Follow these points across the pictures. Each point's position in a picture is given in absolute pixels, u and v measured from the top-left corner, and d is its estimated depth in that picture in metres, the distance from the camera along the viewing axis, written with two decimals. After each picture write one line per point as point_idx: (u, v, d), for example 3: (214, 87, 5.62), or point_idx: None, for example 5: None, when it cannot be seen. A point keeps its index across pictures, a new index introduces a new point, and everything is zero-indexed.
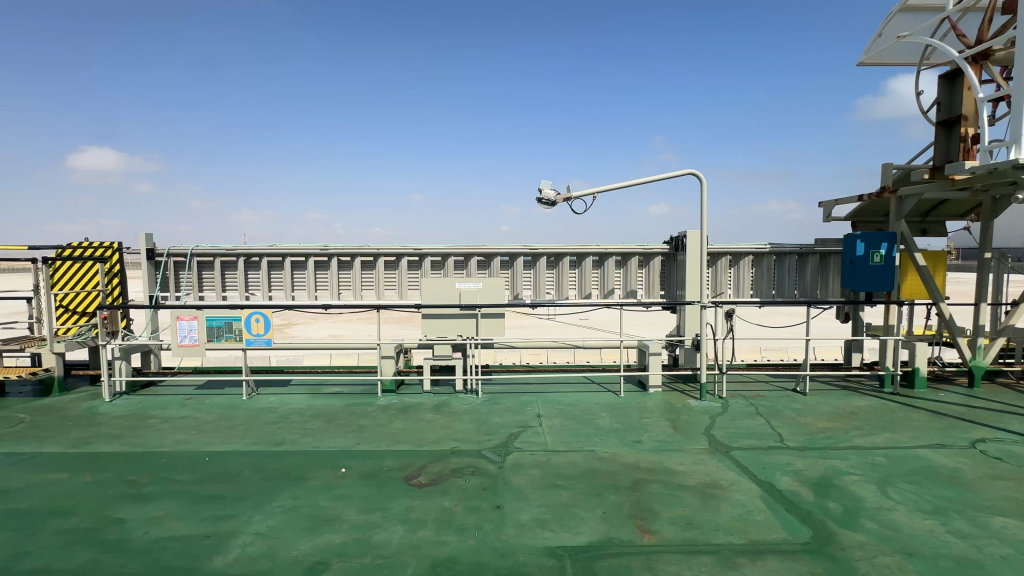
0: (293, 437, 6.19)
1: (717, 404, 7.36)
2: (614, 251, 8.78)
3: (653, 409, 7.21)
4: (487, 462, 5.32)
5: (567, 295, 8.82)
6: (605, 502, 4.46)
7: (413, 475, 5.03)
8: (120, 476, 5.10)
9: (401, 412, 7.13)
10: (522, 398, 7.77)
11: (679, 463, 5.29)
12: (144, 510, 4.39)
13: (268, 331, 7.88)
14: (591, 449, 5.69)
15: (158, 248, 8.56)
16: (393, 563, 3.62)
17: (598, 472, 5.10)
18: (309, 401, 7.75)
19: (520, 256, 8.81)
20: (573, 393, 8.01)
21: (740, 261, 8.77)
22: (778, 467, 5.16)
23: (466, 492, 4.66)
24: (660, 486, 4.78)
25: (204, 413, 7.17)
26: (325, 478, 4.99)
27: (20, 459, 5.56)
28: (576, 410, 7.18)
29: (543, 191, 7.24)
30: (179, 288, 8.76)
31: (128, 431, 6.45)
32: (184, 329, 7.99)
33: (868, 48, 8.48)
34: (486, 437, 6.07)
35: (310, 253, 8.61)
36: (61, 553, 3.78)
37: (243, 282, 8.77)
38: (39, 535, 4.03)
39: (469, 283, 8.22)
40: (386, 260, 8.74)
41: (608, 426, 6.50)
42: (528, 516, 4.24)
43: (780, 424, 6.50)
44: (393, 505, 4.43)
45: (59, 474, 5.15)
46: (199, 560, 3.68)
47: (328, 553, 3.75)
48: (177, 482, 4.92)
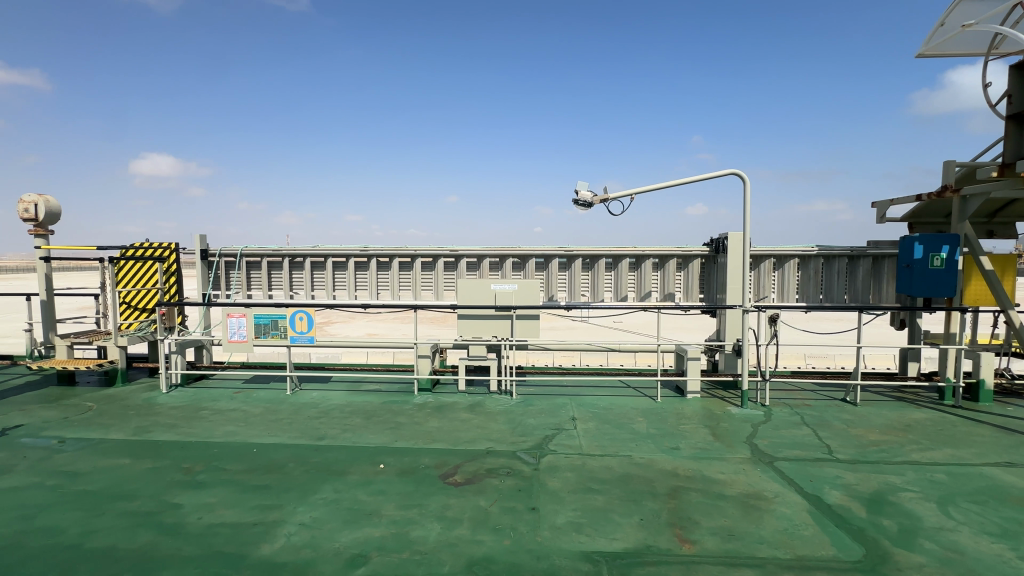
0: (333, 432, 6.40)
1: (759, 412, 7.10)
2: (651, 252, 8.64)
3: (691, 415, 7.03)
4: (522, 464, 5.32)
5: (602, 298, 8.73)
6: (642, 509, 4.38)
7: (449, 473, 5.10)
8: (176, 463, 5.41)
9: (437, 411, 7.25)
10: (556, 400, 7.76)
11: (720, 472, 5.13)
12: (198, 497, 4.64)
13: (311, 329, 8.20)
14: (628, 454, 5.60)
15: (211, 248, 9.04)
16: (430, 560, 3.67)
17: (635, 477, 5.01)
18: (349, 397, 8.00)
19: (555, 258, 8.75)
20: (608, 397, 7.94)
21: (785, 264, 8.43)
22: (826, 481, 4.92)
23: (502, 493, 4.68)
24: (699, 495, 4.65)
25: (251, 407, 7.52)
26: (364, 473, 5.13)
27: (90, 444, 6.00)
28: (611, 414, 7.09)
29: (580, 192, 7.18)
30: (228, 287, 9.21)
31: (183, 421, 6.83)
32: (234, 326, 8.39)
33: (929, 38, 8.00)
34: (520, 438, 6.09)
35: (351, 254, 8.88)
36: (124, 533, 4.04)
37: (288, 281, 9.11)
38: (105, 515, 4.32)
39: (504, 284, 8.27)
40: (423, 261, 8.89)
41: (644, 431, 6.39)
42: (564, 519, 4.22)
43: (829, 435, 6.21)
44: (429, 502, 4.50)
45: (122, 460, 5.51)
46: (248, 547, 3.85)
47: (368, 546, 3.85)
48: (228, 472, 5.18)
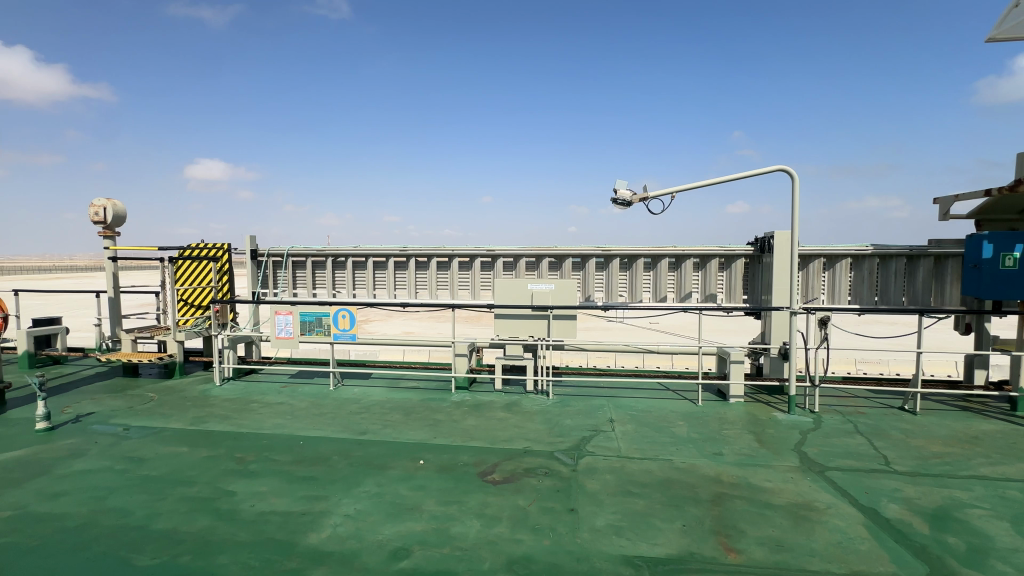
0: (375, 427, 6.57)
1: (808, 419, 6.79)
2: (692, 252, 8.41)
3: (734, 420, 6.80)
4: (560, 465, 5.30)
5: (641, 298, 8.57)
6: (684, 515, 4.28)
7: (487, 471, 5.14)
8: (230, 453, 5.69)
9: (474, 409, 7.32)
10: (593, 401, 7.69)
11: (766, 480, 4.94)
12: (250, 485, 4.88)
13: (353, 327, 8.47)
14: (668, 458, 5.48)
15: (261, 249, 9.47)
16: (471, 556, 3.72)
17: (676, 482, 4.90)
18: (389, 394, 8.21)
19: (592, 257, 8.66)
20: (646, 399, 7.80)
21: (836, 264, 8.03)
22: (883, 493, 4.66)
23: (540, 492, 4.68)
24: (745, 503, 4.50)
25: (298, 401, 7.83)
26: (404, 468, 5.24)
27: (152, 432, 6.41)
28: (650, 416, 6.96)
29: (618, 191, 7.08)
30: (276, 286, 9.61)
31: (235, 413, 7.18)
32: (281, 322, 8.75)
33: (1001, 21, 7.42)
34: (557, 439, 6.06)
35: (390, 254, 9.09)
36: (185, 517, 4.29)
37: (331, 281, 9.41)
38: (168, 499, 4.61)
39: (541, 284, 8.27)
40: (461, 261, 8.99)
41: (685, 435, 6.24)
42: (604, 522, 4.17)
43: (885, 445, 5.87)
44: (469, 499, 4.56)
45: (181, 448, 5.85)
46: (297, 535, 4.01)
47: (409, 540, 3.93)
48: (277, 462, 5.41)
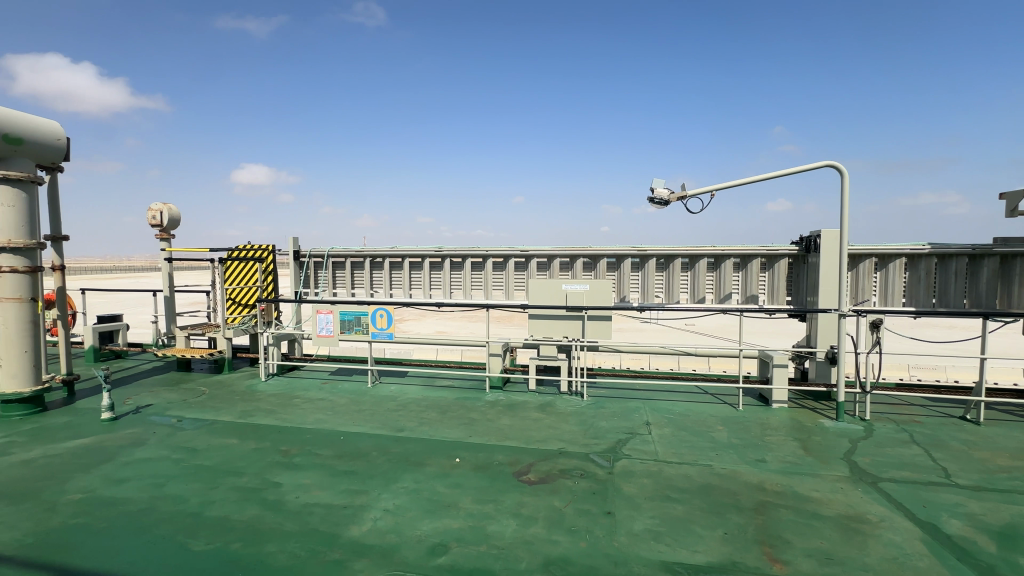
0: (411, 424, 6.71)
1: (859, 427, 6.45)
2: (732, 251, 8.16)
3: (778, 426, 6.55)
4: (596, 467, 5.25)
5: (678, 299, 8.39)
6: (726, 522, 4.16)
7: (523, 471, 5.15)
8: (275, 446, 5.94)
9: (509, 409, 7.36)
10: (629, 404, 7.58)
11: (813, 489, 4.74)
12: (295, 477, 5.07)
13: (390, 326, 8.67)
14: (707, 463, 5.34)
15: (303, 250, 9.83)
16: (508, 555, 3.74)
17: (716, 489, 4.76)
18: (424, 392, 8.35)
19: (628, 257, 8.53)
20: (684, 402, 7.63)
21: (889, 264, 7.61)
22: (944, 508, 4.38)
23: (576, 494, 4.65)
24: (790, 512, 4.33)
25: (337, 397, 8.08)
26: (441, 466, 5.32)
27: (204, 424, 6.75)
28: (688, 420, 6.80)
29: (656, 189, 6.97)
30: (317, 286, 9.94)
31: (280, 407, 7.49)
32: (323, 321, 9.05)
33: None
34: (593, 441, 6.01)
35: (426, 254, 9.25)
36: (235, 506, 4.50)
37: (369, 281, 9.66)
38: (220, 488, 4.85)
39: (576, 284, 8.23)
40: (495, 261, 9.05)
41: (725, 440, 6.06)
42: (642, 526, 4.11)
43: (945, 457, 5.52)
44: (504, 499, 4.58)
45: (230, 440, 6.14)
46: (340, 527, 4.14)
47: (447, 537, 3.99)
48: (319, 456, 5.60)
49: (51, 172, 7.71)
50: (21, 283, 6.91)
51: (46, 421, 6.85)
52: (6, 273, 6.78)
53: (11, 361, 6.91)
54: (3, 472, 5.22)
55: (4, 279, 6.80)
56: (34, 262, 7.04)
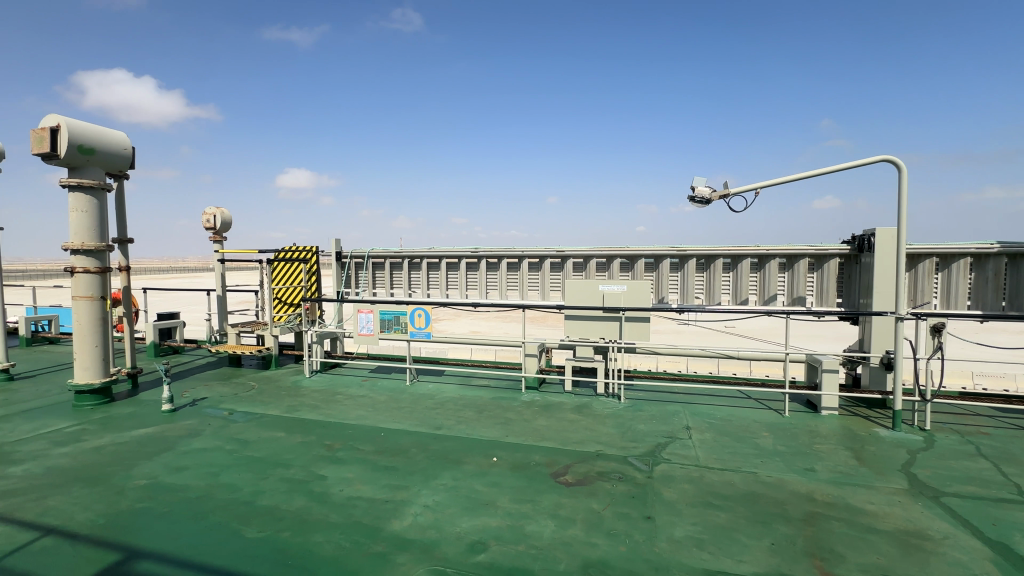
0: (449, 422, 6.81)
1: (918, 438, 6.07)
2: (778, 251, 7.85)
3: (828, 434, 6.25)
4: (634, 470, 5.17)
5: (719, 300, 8.14)
6: (773, 532, 4.01)
7: (560, 472, 5.14)
8: (320, 440, 6.16)
9: (545, 409, 7.35)
10: (668, 407, 7.42)
11: (867, 502, 4.50)
12: (339, 471, 5.25)
13: (428, 325, 8.82)
14: (752, 470, 5.17)
15: (345, 251, 10.15)
16: (546, 556, 3.74)
17: (762, 497, 4.60)
18: (461, 391, 8.46)
19: (666, 258, 8.36)
20: (725, 407, 7.40)
21: (952, 264, 7.13)
22: (1016, 527, 4.07)
23: (614, 497, 4.60)
24: (843, 525, 4.13)
25: (377, 394, 8.30)
26: (479, 464, 5.38)
27: (254, 417, 7.09)
28: (731, 426, 6.59)
29: (696, 188, 6.79)
30: (358, 286, 10.24)
31: (323, 403, 7.77)
32: (363, 320, 9.31)
33: None
34: (631, 444, 5.92)
35: (463, 255, 9.36)
36: (284, 497, 4.71)
37: (407, 281, 9.87)
38: (270, 479, 5.08)
39: (613, 285, 8.12)
40: (531, 261, 9.06)
41: (771, 447, 5.84)
42: (683, 533, 4.02)
43: (1017, 472, 5.12)
44: (542, 499, 4.58)
45: (278, 433, 6.43)
46: (382, 521, 4.26)
47: (486, 535, 4.03)
48: (361, 451, 5.78)
49: (118, 179, 8.28)
50: (93, 282, 7.46)
51: (114, 411, 7.38)
52: (80, 273, 7.34)
53: (85, 355, 7.49)
54: (78, 457, 5.67)
55: (78, 279, 7.35)
56: (103, 263, 7.58)
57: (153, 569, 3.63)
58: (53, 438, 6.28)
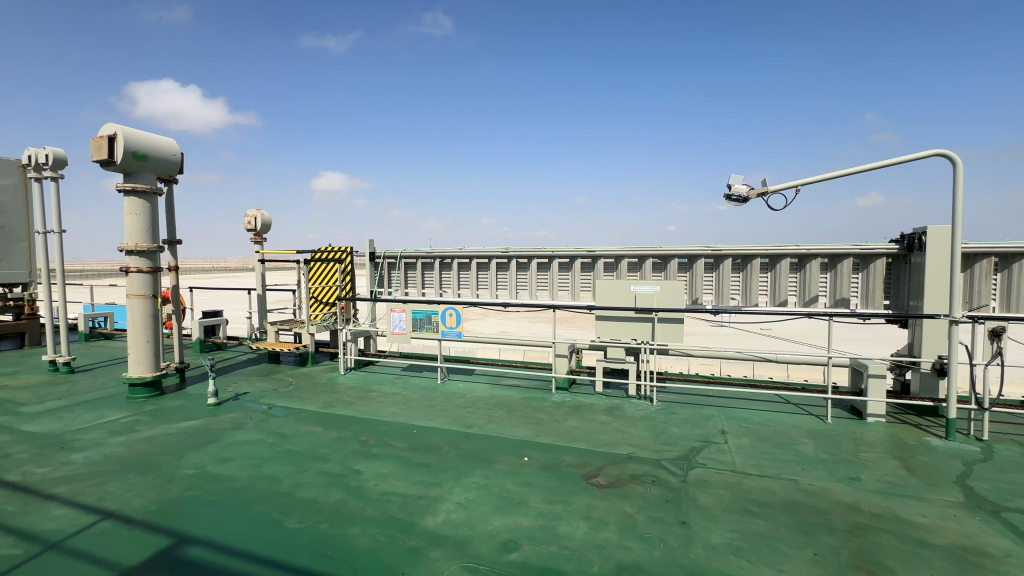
0: (480, 421, 6.87)
1: (974, 448, 5.73)
2: (819, 251, 7.54)
3: (874, 442, 5.97)
4: (668, 474, 5.07)
5: (756, 302, 7.90)
6: (816, 542, 3.87)
7: (592, 474, 5.10)
8: (355, 436, 6.32)
9: (575, 410, 7.31)
10: (702, 411, 7.24)
11: (919, 514, 4.27)
12: (374, 466, 5.37)
13: (459, 325, 8.92)
14: (792, 478, 4.99)
15: (378, 252, 10.38)
16: (579, 558, 3.72)
17: (803, 506, 4.43)
18: (491, 391, 8.51)
19: (700, 258, 8.17)
20: (763, 412, 7.17)
21: (1014, 265, 6.67)
22: None
23: (647, 501, 4.53)
24: (891, 537, 3.94)
25: (410, 392, 8.45)
26: (510, 464, 5.39)
27: (292, 412, 7.34)
28: (769, 431, 6.38)
29: (733, 186, 6.61)
30: (390, 286, 10.45)
31: (358, 400, 7.96)
32: (396, 319, 9.49)
33: None
34: (664, 447, 5.82)
35: (493, 255, 9.41)
36: (322, 490, 4.85)
37: (438, 281, 9.99)
38: (308, 472, 5.25)
39: (645, 286, 8.00)
40: (561, 261, 9.03)
41: (812, 454, 5.62)
42: (720, 540, 3.92)
43: None
44: (574, 500, 4.56)
45: (316, 428, 6.63)
46: (416, 517, 4.33)
47: (518, 534, 4.04)
48: (395, 448, 5.89)
49: (168, 183, 8.72)
50: (146, 281, 7.89)
51: (165, 403, 7.78)
52: (134, 273, 7.76)
53: (138, 350, 7.93)
54: (132, 446, 6.00)
55: (132, 278, 7.78)
56: (154, 262, 8.00)
57: (202, 554, 3.81)
58: (110, 427, 6.68)
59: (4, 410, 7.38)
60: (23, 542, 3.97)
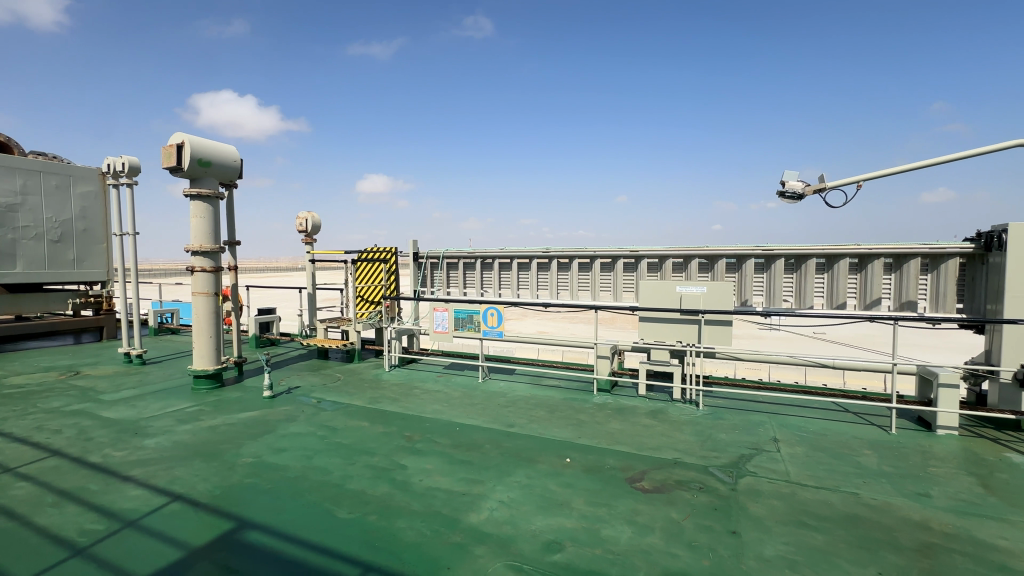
0: (521, 421, 6.88)
1: None
2: (882, 250, 7.09)
3: (945, 456, 5.54)
4: (716, 482, 4.90)
5: (811, 304, 7.51)
6: (880, 561, 3.63)
7: (636, 478, 5.00)
8: (400, 431, 6.48)
9: (618, 413, 7.20)
10: (751, 417, 6.96)
11: (999, 537, 3.93)
12: (418, 462, 5.50)
13: (500, 324, 8.99)
14: (852, 491, 4.71)
15: (421, 252, 10.62)
16: (624, 562, 3.66)
17: (866, 521, 4.18)
18: (531, 390, 8.53)
19: (750, 258, 7.86)
20: (818, 420, 6.81)
21: None
22: None
23: (695, 508, 4.40)
24: (968, 560, 3.64)
25: (452, 390, 8.59)
26: (553, 464, 5.38)
27: (341, 407, 7.63)
28: (826, 441, 6.05)
29: (787, 182, 6.33)
30: (433, 285, 10.66)
31: (402, 396, 8.17)
32: (439, 318, 9.67)
33: None
34: (711, 453, 5.63)
35: (534, 255, 9.41)
36: (370, 482, 5.01)
37: (480, 281, 10.10)
38: (356, 465, 5.44)
39: (691, 287, 7.77)
40: (602, 261, 8.92)
41: (875, 467, 5.28)
42: (774, 552, 3.75)
43: None
44: (618, 504, 4.49)
45: (363, 422, 6.86)
46: (460, 513, 4.40)
47: (562, 535, 4.02)
48: (438, 444, 6.01)
49: (229, 188, 9.28)
50: (209, 280, 8.42)
51: (225, 395, 8.28)
52: (199, 272, 8.31)
53: (202, 344, 8.48)
54: (197, 433, 6.42)
55: (197, 277, 8.33)
56: (216, 262, 8.50)
57: (260, 539, 4.02)
58: (177, 415, 7.18)
59: (86, 397, 8.08)
60: (105, 519, 4.34)
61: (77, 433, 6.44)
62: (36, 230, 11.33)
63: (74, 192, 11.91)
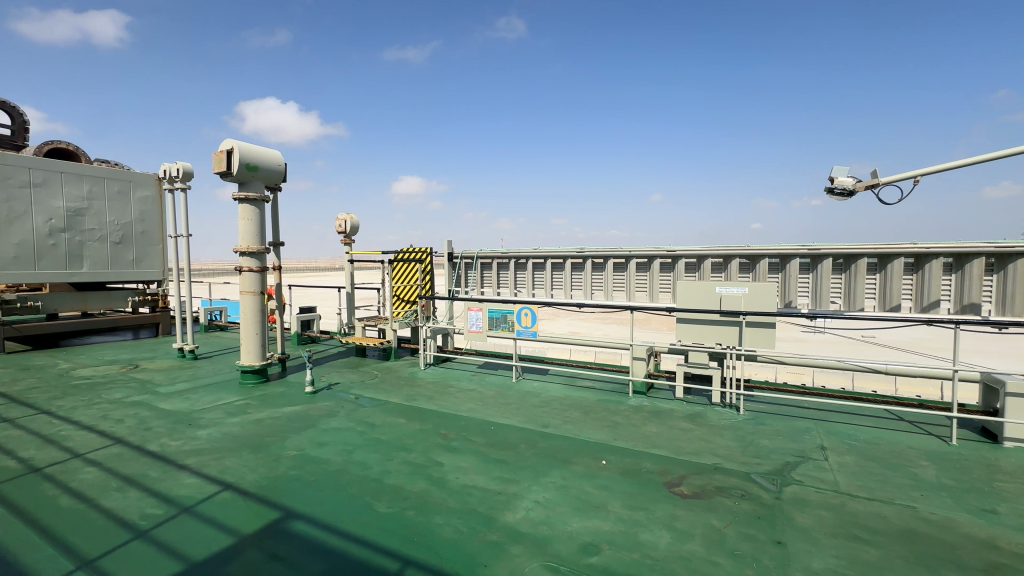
0: (556, 421, 6.86)
1: None
2: (942, 249, 6.67)
3: (1014, 471, 5.15)
4: (760, 489, 4.74)
5: (862, 306, 7.13)
6: None
7: (674, 482, 4.90)
8: (435, 429, 6.58)
9: (655, 416, 7.06)
10: (796, 423, 6.69)
11: None
12: (454, 459, 5.57)
13: (534, 324, 8.98)
14: (909, 505, 4.45)
15: (456, 252, 10.76)
16: (663, 568, 3.60)
17: (924, 537, 3.94)
18: (565, 391, 8.48)
19: (795, 258, 7.55)
20: (870, 428, 6.47)
21: None
22: None
23: (737, 516, 4.27)
24: None
25: (486, 389, 8.65)
26: (588, 466, 5.34)
27: (378, 403, 7.81)
28: (879, 450, 5.74)
29: (836, 179, 6.02)
30: (467, 285, 10.78)
31: (437, 394, 8.29)
32: (473, 317, 9.76)
33: None
34: (754, 460, 5.44)
35: (568, 255, 9.27)
36: (408, 478, 5.12)
37: (513, 281, 10.12)
38: (394, 461, 5.56)
39: (732, 288, 7.53)
40: (638, 261, 8.76)
41: (934, 479, 4.97)
42: (822, 565, 3.60)
43: None
44: (656, 508, 4.41)
45: (400, 419, 7.01)
46: (496, 511, 4.42)
47: (599, 538, 3.98)
48: (473, 443, 6.06)
49: (274, 191, 9.66)
50: (256, 280, 8.80)
51: (269, 389, 8.64)
52: (246, 272, 8.69)
53: (248, 341, 8.86)
54: (245, 426, 6.73)
55: (244, 277, 8.72)
56: (262, 262, 8.88)
57: (305, 529, 4.18)
58: (226, 408, 7.54)
59: (145, 389, 8.61)
60: (163, 504, 4.61)
61: (138, 423, 6.87)
62: (100, 233, 12.17)
63: (134, 197, 12.68)
